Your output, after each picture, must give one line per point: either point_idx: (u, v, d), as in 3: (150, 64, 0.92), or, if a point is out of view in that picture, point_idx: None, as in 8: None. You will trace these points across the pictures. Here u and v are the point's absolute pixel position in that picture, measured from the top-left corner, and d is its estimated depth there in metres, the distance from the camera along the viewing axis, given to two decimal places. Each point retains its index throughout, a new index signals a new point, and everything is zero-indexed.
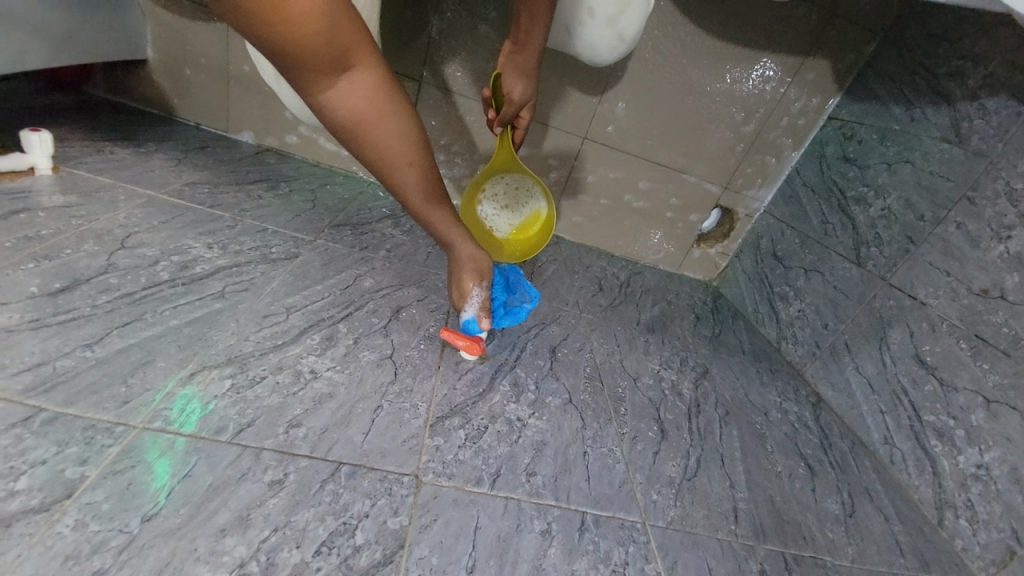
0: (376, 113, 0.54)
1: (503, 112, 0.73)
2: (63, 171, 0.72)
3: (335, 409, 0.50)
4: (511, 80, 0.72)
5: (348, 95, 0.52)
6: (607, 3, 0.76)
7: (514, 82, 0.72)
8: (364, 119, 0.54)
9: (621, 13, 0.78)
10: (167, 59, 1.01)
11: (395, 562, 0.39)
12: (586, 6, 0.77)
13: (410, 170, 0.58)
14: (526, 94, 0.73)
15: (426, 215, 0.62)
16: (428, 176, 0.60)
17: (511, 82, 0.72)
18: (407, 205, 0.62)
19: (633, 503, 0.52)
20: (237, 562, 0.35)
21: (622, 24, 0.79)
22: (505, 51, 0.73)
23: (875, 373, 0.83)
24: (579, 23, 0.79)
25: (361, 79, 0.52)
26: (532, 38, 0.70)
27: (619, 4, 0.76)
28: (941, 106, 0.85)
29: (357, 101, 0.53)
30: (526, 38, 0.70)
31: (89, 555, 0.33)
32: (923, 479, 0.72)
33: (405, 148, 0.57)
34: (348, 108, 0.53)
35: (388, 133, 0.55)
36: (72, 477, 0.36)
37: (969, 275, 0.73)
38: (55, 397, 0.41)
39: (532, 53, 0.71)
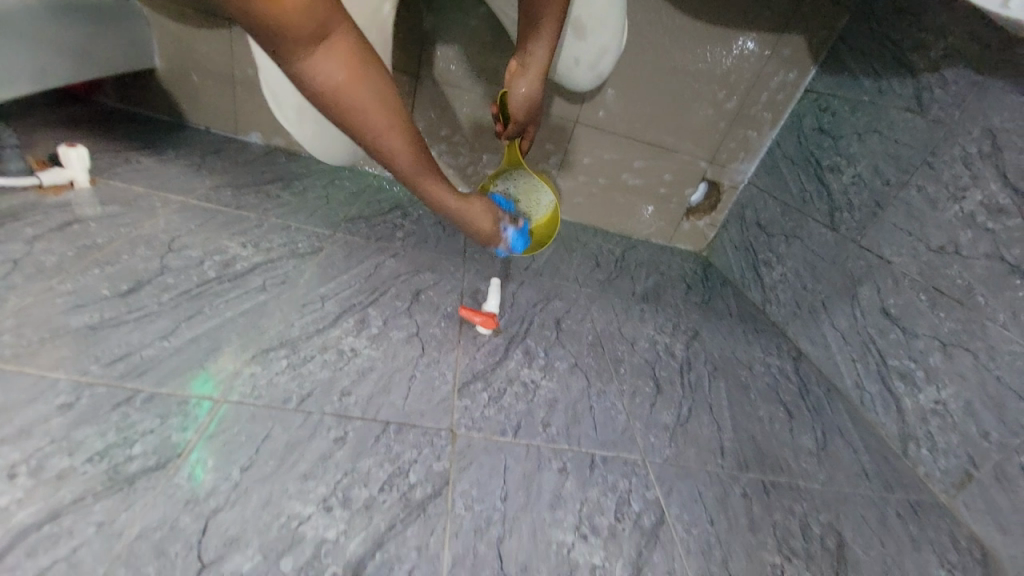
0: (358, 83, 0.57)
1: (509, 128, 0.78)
2: (100, 184, 0.78)
3: (377, 379, 0.58)
4: (517, 100, 0.75)
5: (331, 69, 0.55)
6: (591, 52, 0.83)
7: (520, 103, 0.76)
8: (346, 89, 0.57)
9: (601, 57, 0.84)
10: (174, 68, 1.05)
11: (444, 494, 0.47)
12: (573, 55, 0.84)
13: (396, 138, 0.63)
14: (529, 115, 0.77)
15: (411, 175, 0.68)
16: (412, 140, 0.65)
17: (517, 102, 0.75)
18: (392, 169, 0.67)
19: (634, 445, 0.61)
20: (321, 497, 0.43)
21: (602, 67, 0.86)
22: (511, 70, 0.76)
23: (848, 327, 0.92)
24: (566, 67, 0.86)
25: (341, 51, 0.55)
26: (536, 62, 0.74)
27: (599, 50, 0.83)
28: (906, 78, 0.92)
29: (337, 72, 0.55)
30: (530, 59, 0.74)
31: (205, 497, 0.41)
32: (889, 416, 0.81)
33: (389, 117, 0.61)
34: (329, 80, 0.55)
35: (371, 101, 0.59)
36: (178, 440, 0.44)
37: (928, 234, 0.82)
38: (148, 379, 0.49)
39: (536, 76, 0.74)
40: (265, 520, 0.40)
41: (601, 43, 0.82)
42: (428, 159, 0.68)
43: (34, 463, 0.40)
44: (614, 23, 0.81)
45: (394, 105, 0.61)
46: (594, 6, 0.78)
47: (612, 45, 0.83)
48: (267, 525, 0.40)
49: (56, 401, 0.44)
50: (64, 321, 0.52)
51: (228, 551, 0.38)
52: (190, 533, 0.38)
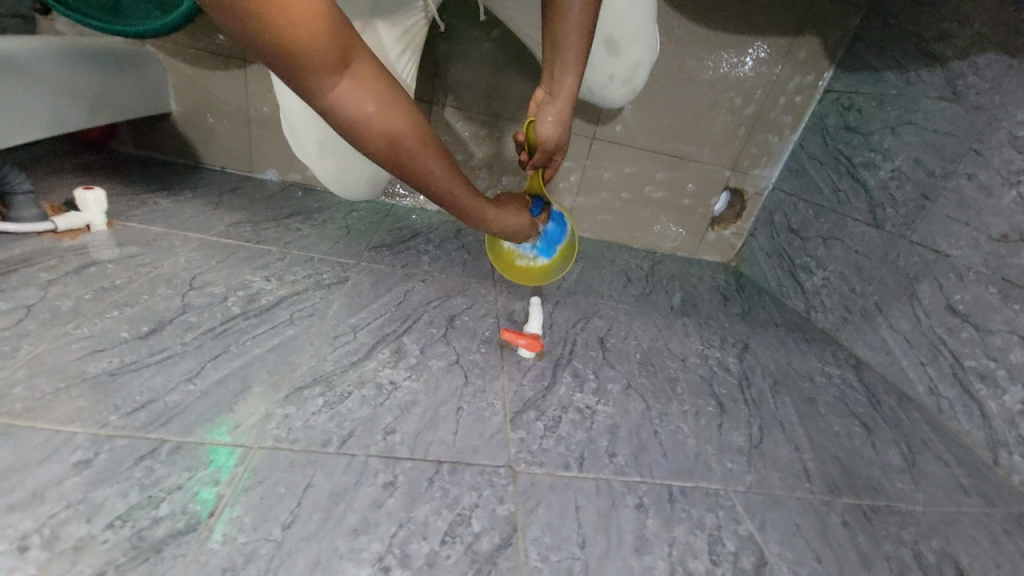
0: (386, 108, 0.49)
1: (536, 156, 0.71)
2: (117, 226, 0.75)
3: (421, 414, 0.53)
4: (546, 128, 0.69)
5: (369, 103, 0.48)
6: (626, 66, 0.81)
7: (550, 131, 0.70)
8: (375, 119, 0.49)
9: (634, 72, 0.82)
10: (190, 110, 1.05)
11: (514, 544, 0.41)
12: (607, 72, 0.82)
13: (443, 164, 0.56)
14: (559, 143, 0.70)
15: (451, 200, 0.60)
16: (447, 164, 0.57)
17: (547, 130, 0.69)
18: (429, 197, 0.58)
19: (711, 472, 0.55)
20: (375, 556, 0.37)
21: (635, 81, 0.84)
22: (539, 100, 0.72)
23: (911, 329, 0.85)
24: (598, 85, 0.84)
25: (374, 80, 0.48)
26: (565, 89, 0.69)
27: (631, 66, 0.81)
28: (934, 68, 0.88)
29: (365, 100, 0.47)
30: (559, 87, 0.70)
31: (244, 565, 0.35)
32: (975, 423, 0.74)
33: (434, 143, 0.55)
34: (357, 111, 0.48)
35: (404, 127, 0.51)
36: (210, 496, 0.38)
37: (989, 224, 0.76)
38: (174, 427, 0.44)
39: (565, 104, 0.69)
40: None
41: (635, 57, 0.80)
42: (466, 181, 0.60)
43: (46, 533, 0.34)
44: (645, 38, 0.79)
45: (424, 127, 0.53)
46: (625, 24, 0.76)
47: (645, 58, 0.81)
48: None
49: (71, 459, 0.39)
50: (81, 368, 0.48)
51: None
52: None
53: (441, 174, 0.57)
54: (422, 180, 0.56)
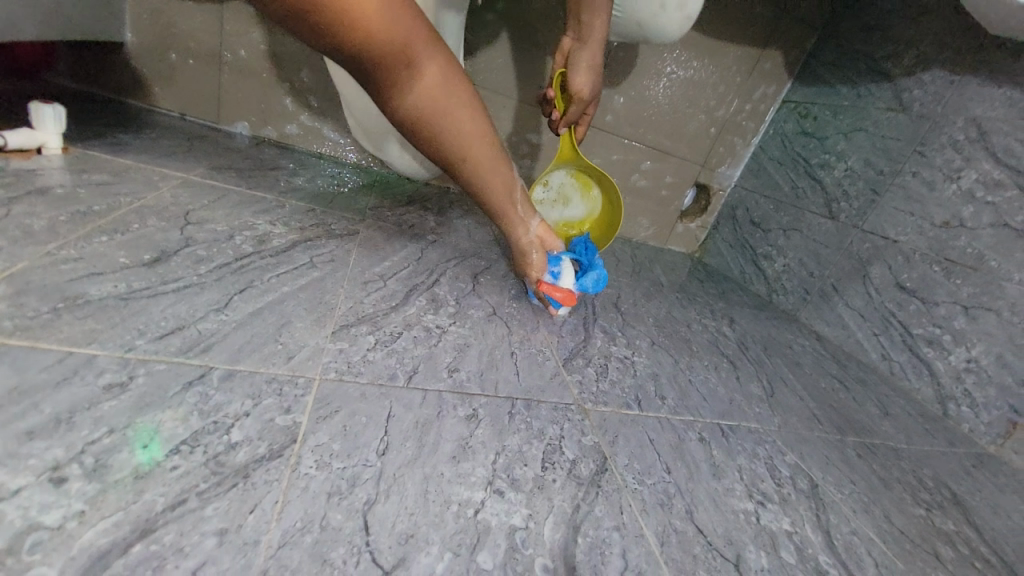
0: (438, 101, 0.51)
1: (571, 110, 0.68)
2: (75, 152, 0.63)
3: (479, 355, 0.50)
4: (579, 77, 0.67)
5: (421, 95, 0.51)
6: None
7: (584, 78, 0.68)
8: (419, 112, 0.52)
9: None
10: (149, 43, 0.92)
11: (610, 470, 0.40)
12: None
13: (483, 161, 0.56)
14: (595, 90, 0.69)
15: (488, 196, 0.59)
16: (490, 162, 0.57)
17: (583, 77, 0.67)
18: (469, 191, 0.59)
19: (747, 414, 0.58)
20: (485, 480, 0.34)
21: (688, 9, 0.79)
22: (565, 48, 0.70)
23: (864, 305, 0.97)
24: (650, 16, 0.80)
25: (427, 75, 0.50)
26: (596, 33, 0.67)
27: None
28: (883, 83, 1.03)
29: (419, 92, 0.50)
30: (588, 32, 0.68)
31: (351, 489, 0.30)
32: (924, 381, 0.86)
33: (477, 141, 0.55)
34: (409, 103, 0.51)
35: (451, 122, 0.53)
36: (286, 424, 0.33)
37: (931, 212, 0.89)
38: (218, 355, 0.37)
39: (597, 48, 0.68)
40: (436, 510, 0.31)
41: None
42: (508, 180, 0.59)
43: (88, 461, 0.27)
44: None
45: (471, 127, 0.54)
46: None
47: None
48: (439, 517, 0.30)
49: (100, 381, 0.32)
50: (80, 291, 0.39)
51: (408, 552, 0.28)
52: (352, 534, 0.27)
53: (483, 171, 0.57)
54: (463, 172, 0.57)
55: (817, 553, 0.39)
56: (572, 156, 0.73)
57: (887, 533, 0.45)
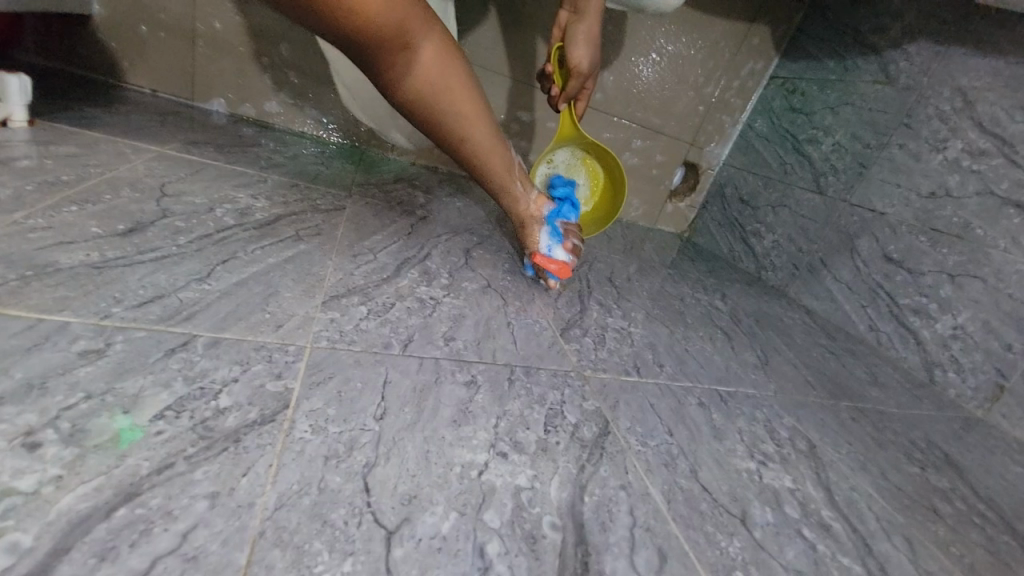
0: (432, 73, 0.50)
1: (569, 85, 0.64)
2: (41, 125, 0.59)
3: (475, 325, 0.49)
4: (577, 50, 0.63)
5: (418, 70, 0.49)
6: None
7: (582, 51, 0.64)
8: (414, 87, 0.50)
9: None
10: (117, 15, 0.87)
11: (613, 432, 0.39)
12: None
13: (483, 138, 0.55)
14: (594, 64, 0.65)
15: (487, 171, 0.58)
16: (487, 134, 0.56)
17: (581, 51, 0.63)
18: (469, 169, 0.58)
19: (743, 381, 0.58)
20: (488, 443, 0.33)
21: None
22: (563, 23, 0.67)
23: (852, 278, 0.99)
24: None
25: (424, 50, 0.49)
26: (593, 6, 0.65)
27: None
28: (870, 57, 1.03)
29: (417, 68, 0.49)
30: (585, 4, 0.65)
31: (349, 452, 0.29)
32: (910, 350, 0.88)
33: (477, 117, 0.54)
34: (405, 78, 0.49)
35: (446, 93, 0.51)
36: (278, 389, 0.32)
37: (917, 183, 0.89)
38: (201, 323, 0.35)
39: (595, 21, 0.65)
40: (439, 472, 0.29)
41: None
42: (506, 152, 0.58)
43: (64, 427, 0.25)
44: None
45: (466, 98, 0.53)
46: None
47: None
48: (442, 478, 0.29)
49: (74, 348, 0.30)
50: (50, 260, 0.37)
51: (412, 512, 0.26)
52: (352, 495, 0.26)
53: (484, 148, 0.56)
54: (463, 150, 0.56)
55: (819, 508, 0.40)
56: (572, 133, 0.69)
57: (885, 489, 0.46)
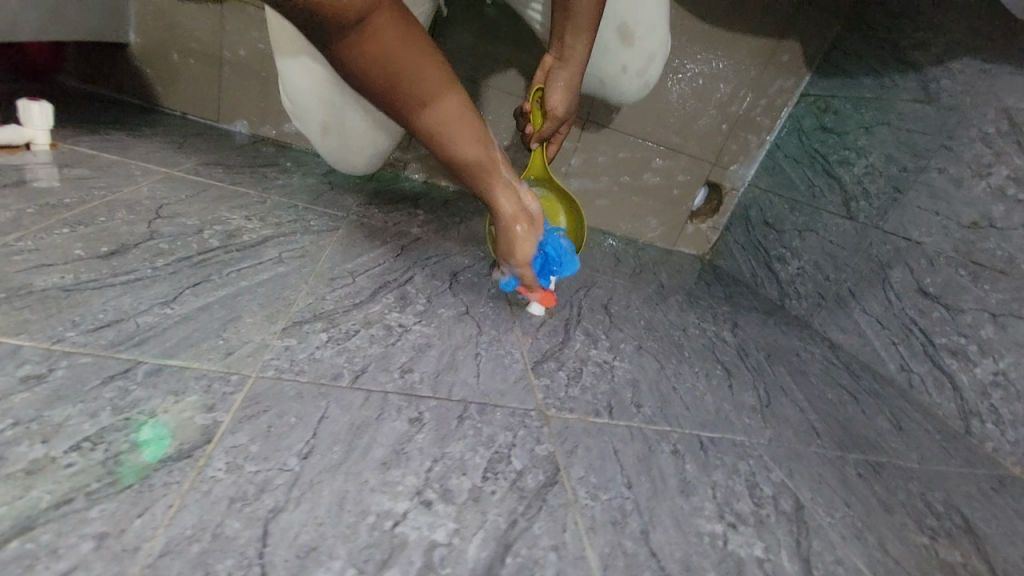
0: (403, 59, 0.46)
1: (545, 126, 0.62)
2: (64, 148, 0.64)
3: (439, 356, 0.48)
4: (555, 96, 0.62)
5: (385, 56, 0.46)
6: (637, 56, 0.75)
7: (560, 98, 0.63)
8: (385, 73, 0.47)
9: (649, 64, 0.77)
10: (152, 43, 0.93)
11: (560, 482, 0.37)
12: (621, 61, 0.76)
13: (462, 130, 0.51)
14: (569, 111, 0.64)
15: (471, 168, 0.53)
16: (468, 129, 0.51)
17: (558, 97, 0.62)
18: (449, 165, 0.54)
19: (734, 426, 0.53)
20: (413, 490, 0.32)
21: (649, 74, 0.78)
22: (545, 66, 0.64)
23: (883, 311, 0.90)
24: (613, 76, 0.78)
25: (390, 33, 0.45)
26: (578, 54, 0.63)
27: (647, 56, 0.76)
28: (908, 73, 0.95)
29: (385, 54, 0.46)
30: (569, 52, 0.63)
31: (259, 495, 0.28)
32: (945, 396, 0.79)
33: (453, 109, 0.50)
34: (372, 65, 0.46)
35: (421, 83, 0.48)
36: (205, 422, 0.32)
37: (958, 211, 0.81)
38: (150, 350, 0.36)
39: (576, 70, 0.63)
40: (349, 521, 0.28)
41: (650, 48, 0.75)
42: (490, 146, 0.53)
43: None
44: (658, 28, 0.75)
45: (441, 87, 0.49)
46: (641, 10, 0.72)
47: (659, 50, 0.77)
48: (351, 529, 0.28)
49: (19, 373, 0.31)
50: (27, 282, 0.39)
51: (306, 568, 0.25)
52: (246, 545, 0.26)
53: (463, 142, 0.52)
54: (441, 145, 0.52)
55: None
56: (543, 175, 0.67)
57: (878, 563, 0.40)
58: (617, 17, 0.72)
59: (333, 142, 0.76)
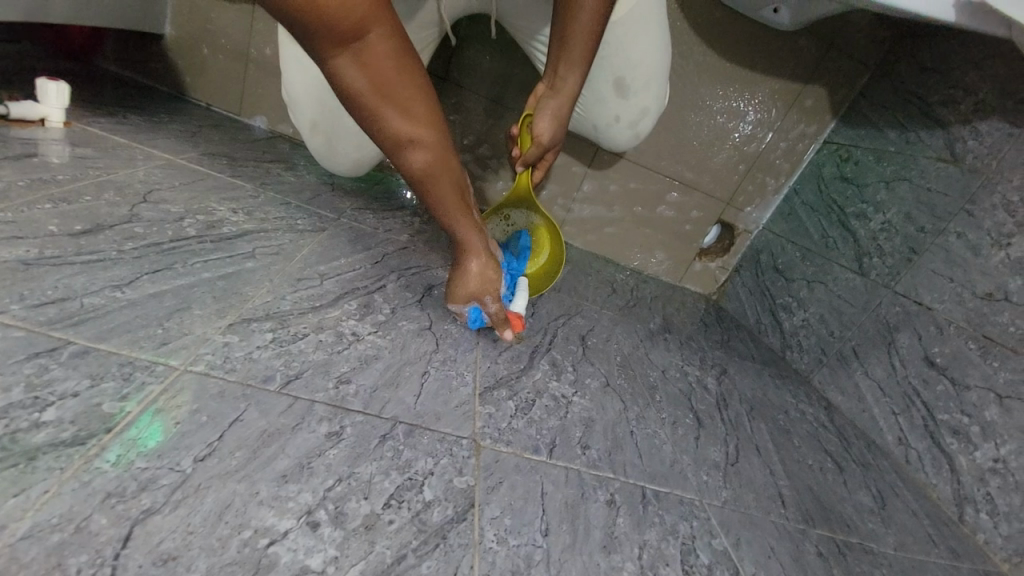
0: (392, 88, 0.47)
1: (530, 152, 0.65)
2: (76, 127, 0.67)
3: (383, 370, 0.47)
4: (542, 123, 0.65)
5: (373, 79, 0.46)
6: (630, 108, 0.78)
7: (546, 126, 0.66)
8: (370, 85, 0.46)
9: (641, 118, 0.80)
10: (186, 36, 0.98)
11: (469, 519, 0.35)
12: (613, 111, 0.79)
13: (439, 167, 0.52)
14: (555, 140, 0.66)
15: (440, 199, 0.54)
16: (441, 156, 0.52)
17: (545, 124, 0.66)
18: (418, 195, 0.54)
19: (687, 482, 0.50)
20: (304, 508, 0.31)
21: (641, 127, 0.81)
22: (537, 95, 0.68)
23: (885, 377, 0.85)
24: (605, 123, 0.81)
25: (385, 61, 0.46)
26: (568, 86, 0.66)
27: (639, 110, 0.78)
28: (935, 130, 0.90)
29: (374, 77, 0.46)
30: (561, 84, 0.66)
31: (136, 493, 0.29)
32: (941, 477, 0.75)
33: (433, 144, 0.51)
34: (359, 85, 0.46)
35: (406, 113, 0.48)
36: (111, 411, 0.32)
37: (973, 280, 0.77)
38: (84, 332, 0.37)
39: (566, 101, 0.66)
40: (221, 534, 0.28)
41: (643, 103, 0.78)
42: (463, 189, 0.55)
43: None
44: (655, 86, 0.78)
45: (426, 111, 0.49)
46: (638, 68, 0.75)
47: (653, 107, 0.79)
48: (221, 543, 0.28)
49: None
50: None
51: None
52: (104, 544, 0.26)
53: (435, 178, 0.52)
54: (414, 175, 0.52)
55: None
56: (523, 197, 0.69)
57: None
58: (614, 71, 0.75)
59: (320, 140, 0.79)
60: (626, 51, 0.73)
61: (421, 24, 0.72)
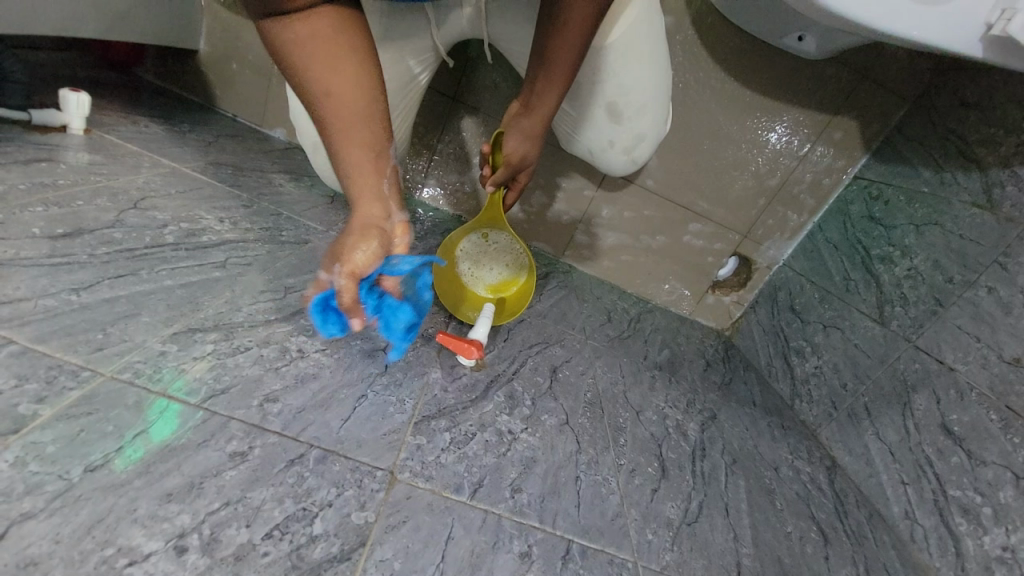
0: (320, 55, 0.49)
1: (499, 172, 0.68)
2: (95, 134, 0.72)
3: (317, 391, 0.47)
4: (512, 141, 0.68)
5: (306, 43, 0.49)
6: (625, 135, 0.77)
7: (517, 144, 0.68)
8: (312, 49, 0.49)
9: (637, 144, 0.79)
10: (217, 52, 1.06)
11: (352, 560, 0.36)
12: (607, 137, 0.78)
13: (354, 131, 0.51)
14: (526, 159, 0.69)
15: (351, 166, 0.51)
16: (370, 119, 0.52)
17: (515, 144, 0.68)
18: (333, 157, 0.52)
19: (625, 540, 0.49)
20: (177, 531, 0.32)
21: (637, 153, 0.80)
22: (513, 110, 0.69)
23: (897, 442, 0.77)
24: (599, 149, 0.80)
25: (319, 28, 0.49)
26: (544, 106, 0.66)
27: (635, 137, 0.78)
28: (972, 171, 0.82)
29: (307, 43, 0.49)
30: (537, 103, 0.66)
31: (20, 496, 0.30)
32: (946, 561, 0.67)
33: (355, 109, 0.51)
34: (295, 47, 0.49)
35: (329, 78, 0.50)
36: (24, 412, 0.34)
37: (1001, 342, 0.68)
38: (28, 331, 0.38)
39: (540, 121, 0.67)
40: (84, 548, 0.30)
41: (638, 130, 0.77)
42: (376, 163, 0.52)
43: None
44: (651, 113, 0.76)
45: (363, 73, 0.51)
46: (632, 97, 0.73)
47: (649, 134, 0.78)
48: (82, 556, 0.29)
49: None
50: None
51: None
52: None
53: (346, 140, 0.51)
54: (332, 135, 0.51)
55: None
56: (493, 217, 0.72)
57: None
58: (606, 99, 0.74)
59: (321, 160, 0.82)
60: (619, 79, 0.72)
61: (418, 47, 0.74)
